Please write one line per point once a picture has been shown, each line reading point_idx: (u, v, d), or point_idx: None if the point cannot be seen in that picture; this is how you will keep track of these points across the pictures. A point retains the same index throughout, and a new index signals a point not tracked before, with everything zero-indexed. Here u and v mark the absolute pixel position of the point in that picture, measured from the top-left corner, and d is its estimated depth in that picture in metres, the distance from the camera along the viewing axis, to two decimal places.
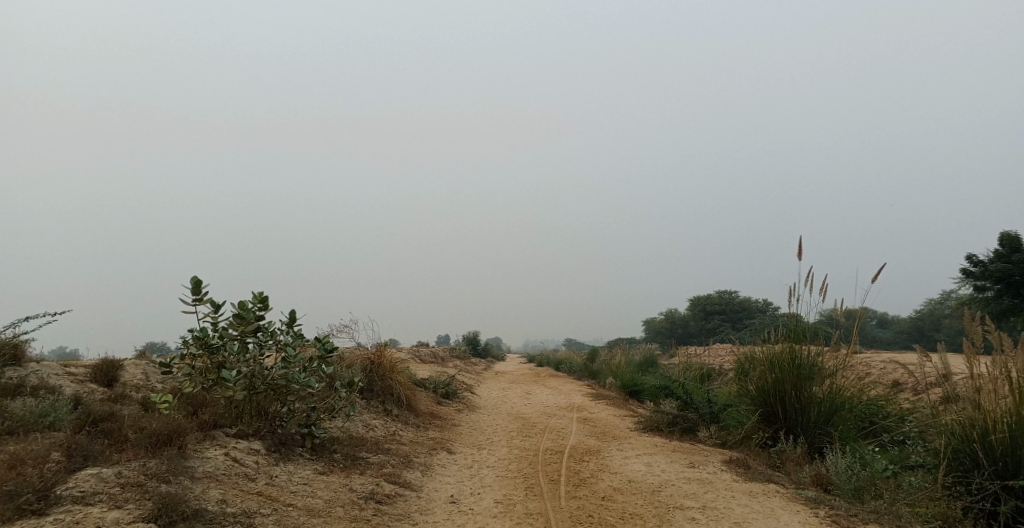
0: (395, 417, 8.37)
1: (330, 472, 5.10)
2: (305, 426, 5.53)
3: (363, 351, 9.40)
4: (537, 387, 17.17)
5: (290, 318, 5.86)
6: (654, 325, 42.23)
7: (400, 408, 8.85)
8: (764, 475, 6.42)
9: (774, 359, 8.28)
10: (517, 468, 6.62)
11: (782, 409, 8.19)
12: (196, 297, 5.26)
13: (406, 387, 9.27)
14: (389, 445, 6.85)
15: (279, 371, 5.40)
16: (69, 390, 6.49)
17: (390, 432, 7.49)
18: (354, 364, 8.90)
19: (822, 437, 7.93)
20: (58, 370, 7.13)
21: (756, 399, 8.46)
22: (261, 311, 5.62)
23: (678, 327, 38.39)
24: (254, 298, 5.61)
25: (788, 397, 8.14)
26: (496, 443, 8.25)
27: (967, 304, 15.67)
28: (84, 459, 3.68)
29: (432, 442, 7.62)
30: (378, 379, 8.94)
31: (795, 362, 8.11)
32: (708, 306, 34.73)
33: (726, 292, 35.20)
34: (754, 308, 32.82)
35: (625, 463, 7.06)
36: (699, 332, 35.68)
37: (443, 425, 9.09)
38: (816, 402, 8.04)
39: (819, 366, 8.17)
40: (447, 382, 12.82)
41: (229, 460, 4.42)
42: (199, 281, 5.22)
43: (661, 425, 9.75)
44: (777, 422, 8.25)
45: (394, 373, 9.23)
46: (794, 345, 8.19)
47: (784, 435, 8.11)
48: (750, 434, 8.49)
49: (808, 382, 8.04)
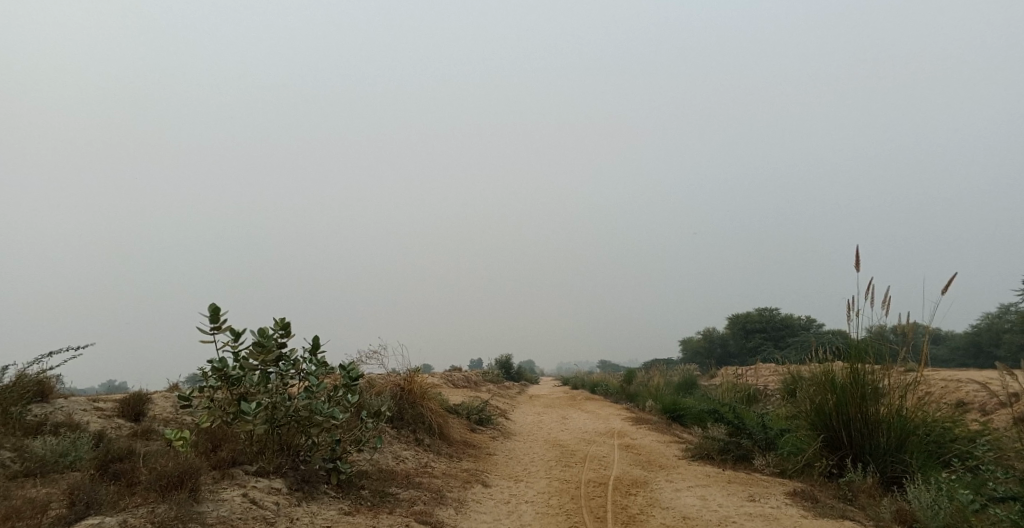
0: (427, 447, 7.96)
1: (357, 512, 4.69)
2: (331, 462, 5.13)
3: (393, 377, 9.04)
4: (574, 412, 16.60)
5: (313, 345, 5.52)
6: (691, 345, 41.11)
7: (431, 436, 8.43)
8: (837, 511, 5.82)
9: (835, 380, 7.64)
10: (558, 504, 6.10)
11: (847, 435, 7.52)
12: (214, 325, 4.94)
13: (438, 415, 8.87)
14: (421, 479, 6.42)
15: (302, 402, 5.04)
16: (94, 426, 6.22)
17: (422, 464, 7.05)
18: (383, 391, 8.54)
19: (894, 465, 7.24)
20: (85, 405, 6.89)
21: (816, 424, 7.80)
22: (282, 338, 5.29)
23: (717, 346, 37.27)
24: (276, 325, 5.28)
25: (852, 421, 7.47)
26: (534, 474, 7.75)
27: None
28: (85, 507, 3.30)
29: (466, 474, 7.16)
30: (408, 407, 8.54)
31: (859, 382, 7.45)
32: (747, 324, 33.61)
33: (766, 308, 34.04)
34: (797, 325, 31.62)
35: (676, 497, 6.49)
36: (740, 351, 34.51)
37: (478, 455, 8.63)
38: (884, 426, 7.35)
39: (886, 386, 7.49)
40: (481, 408, 12.37)
41: (247, 502, 4.03)
42: (217, 307, 4.90)
43: (712, 452, 9.10)
44: (842, 448, 7.57)
45: (425, 400, 8.82)
46: (857, 364, 7.53)
47: (851, 463, 7.42)
48: (812, 462, 7.82)
49: (875, 405, 7.39)
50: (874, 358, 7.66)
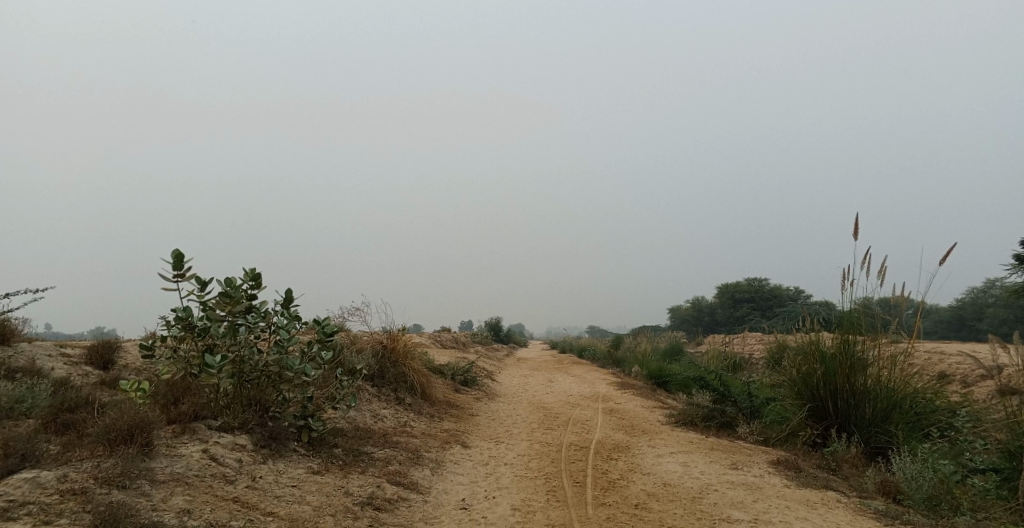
0: (408, 406, 7.80)
1: (326, 471, 4.49)
2: (302, 418, 4.94)
3: (375, 334, 8.82)
4: (560, 375, 16.55)
5: (286, 299, 5.25)
6: (679, 312, 41.21)
7: (413, 396, 8.28)
8: (821, 481, 5.71)
9: (825, 350, 7.51)
10: (538, 467, 5.97)
11: (833, 404, 7.41)
12: (178, 273, 4.64)
13: (421, 374, 8.69)
14: (398, 438, 6.26)
15: (272, 357, 4.81)
16: (58, 373, 5.97)
17: (401, 423, 6.90)
18: (364, 349, 8.33)
19: (879, 436, 7.15)
20: (51, 351, 6.62)
21: (803, 394, 7.69)
22: (252, 290, 5.03)
23: (704, 315, 37.37)
24: (246, 276, 5.02)
25: (839, 391, 7.35)
26: (515, 436, 7.63)
27: (1017, 293, 14.51)
28: (22, 460, 3.09)
29: (445, 434, 7.01)
30: (389, 365, 8.36)
31: (849, 353, 7.31)
32: (736, 294, 33.61)
33: (755, 278, 34.01)
34: (785, 296, 31.63)
35: (658, 463, 6.38)
36: (727, 320, 34.59)
37: (460, 415, 8.49)
38: (870, 397, 7.25)
39: (876, 358, 7.36)
40: (466, 368, 12.24)
41: (207, 459, 3.81)
42: (181, 254, 4.59)
43: (697, 419, 9.01)
44: (827, 418, 7.47)
45: (408, 359, 8.64)
46: (848, 334, 7.37)
47: (836, 433, 7.34)
48: (796, 431, 7.73)
49: (863, 376, 7.27)
50: (865, 328, 7.51)
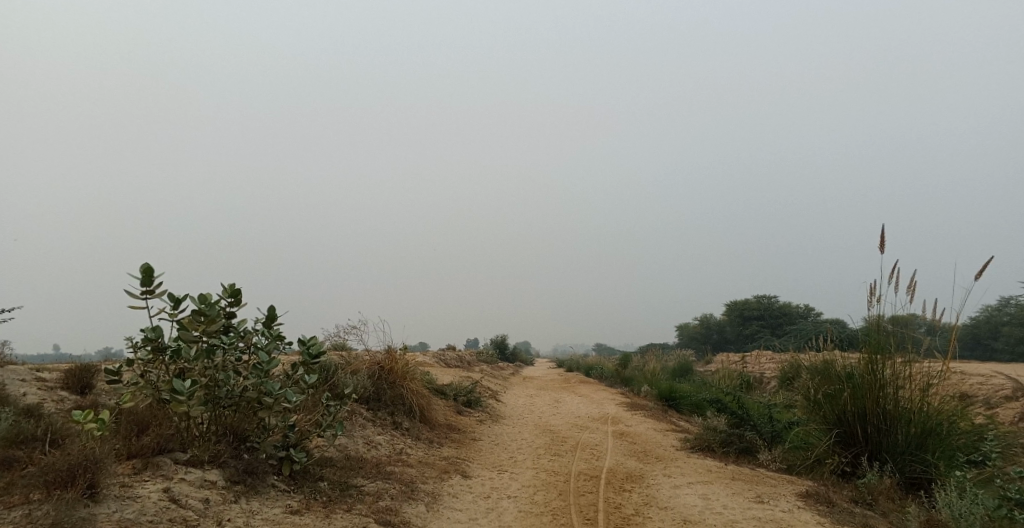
0: (405, 432, 7.31)
1: (306, 510, 4.00)
2: (283, 449, 4.47)
3: (373, 354, 8.34)
4: (568, 395, 16.00)
5: (268, 317, 4.81)
6: (687, 330, 40.53)
7: (412, 420, 7.79)
8: (858, 518, 5.21)
9: (853, 372, 6.99)
10: (544, 501, 5.47)
11: (862, 430, 6.88)
12: (148, 290, 4.15)
13: (420, 396, 8.21)
14: (392, 469, 5.78)
15: (250, 381, 4.35)
16: (29, 400, 5.52)
17: (397, 451, 6.42)
18: (360, 370, 7.87)
19: (913, 465, 6.60)
20: (26, 375, 6.16)
21: (829, 419, 7.16)
22: (231, 307, 4.61)
23: (713, 333, 36.69)
24: (224, 292, 4.60)
25: (868, 416, 6.83)
26: (520, 463, 7.11)
27: None
28: None
29: (444, 462, 6.51)
30: (386, 387, 7.89)
31: (877, 375, 6.80)
32: (744, 311, 32.98)
33: (764, 296, 33.39)
34: (794, 313, 30.99)
35: (675, 496, 5.90)
36: (736, 338, 33.90)
37: (462, 440, 8.00)
38: (902, 421, 6.72)
39: (907, 379, 6.84)
40: (469, 389, 11.73)
41: (165, 500, 3.33)
42: (150, 268, 4.09)
43: (714, 445, 8.47)
44: (856, 445, 6.93)
45: (407, 380, 8.17)
46: (876, 355, 6.87)
47: (867, 462, 6.78)
48: (823, 459, 7.18)
49: (894, 399, 6.75)
50: (895, 347, 6.98)
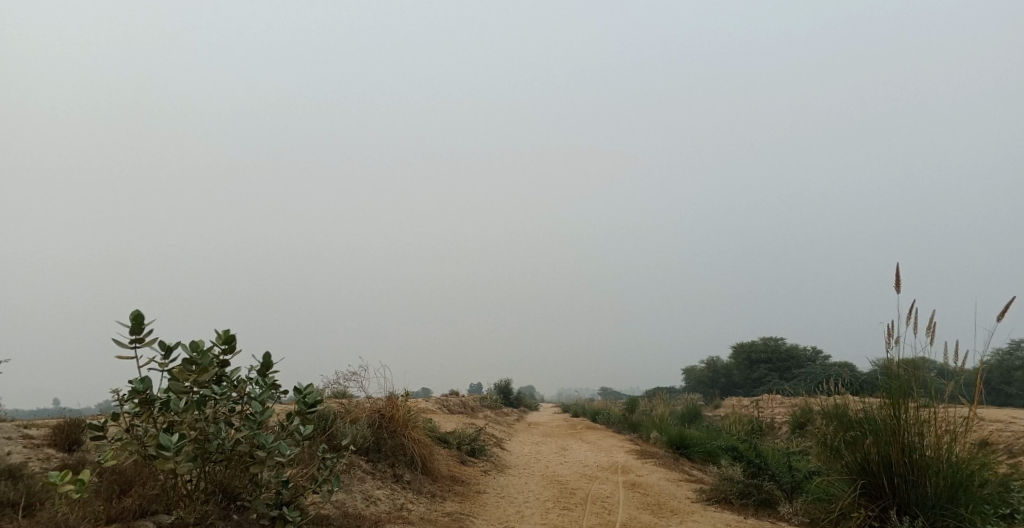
0: (407, 484, 6.97)
1: None
2: (276, 508, 4.17)
3: (373, 402, 8.05)
4: (574, 442, 15.53)
5: (263, 365, 4.57)
6: (693, 373, 39.88)
7: (413, 471, 7.45)
8: None
9: (876, 420, 6.68)
10: None
11: (888, 481, 6.52)
12: (137, 338, 3.89)
13: (423, 445, 7.89)
14: (392, 526, 5.45)
15: (242, 434, 4.08)
16: (11, 458, 5.22)
17: (397, 506, 6.09)
18: (360, 419, 7.57)
19: (945, 519, 6.21)
20: (10, 430, 5.87)
21: (852, 469, 6.81)
22: (224, 354, 4.38)
23: (720, 376, 36.10)
24: (218, 339, 4.37)
25: (894, 466, 6.49)
26: (528, 518, 6.75)
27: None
28: None
29: (447, 518, 6.16)
30: (387, 437, 7.57)
31: (901, 423, 6.49)
32: (751, 354, 32.50)
33: (771, 338, 32.95)
34: (802, 356, 30.50)
35: None
36: (744, 382, 33.31)
37: (466, 493, 7.64)
38: (930, 471, 6.36)
39: (934, 427, 6.50)
40: (473, 438, 11.35)
41: None
42: (141, 315, 3.85)
43: (731, 497, 8.07)
44: (883, 498, 6.56)
45: (409, 428, 7.85)
46: (899, 401, 6.56)
47: (895, 515, 6.39)
48: (847, 513, 6.79)
49: (921, 448, 6.42)
50: (919, 393, 6.68)
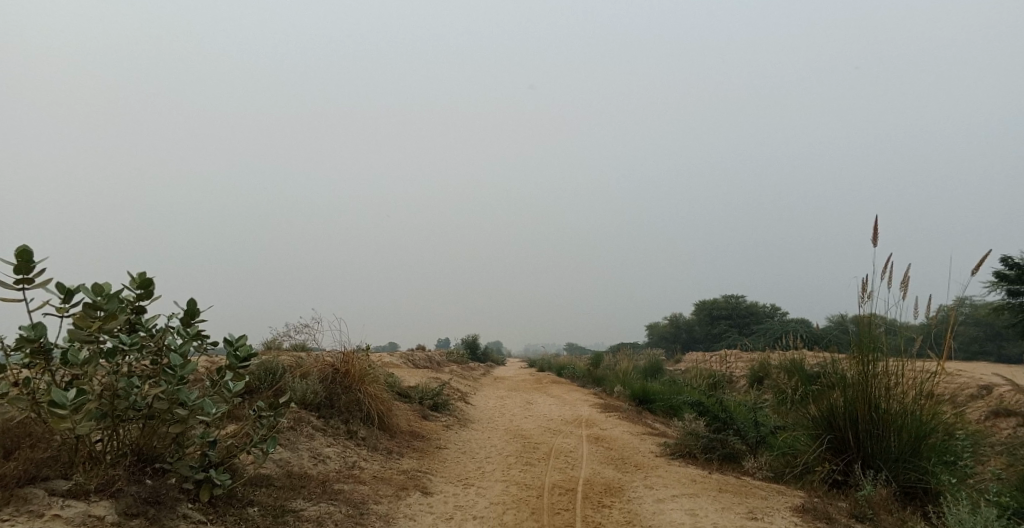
0: (360, 441, 6.57)
1: None
2: (201, 471, 3.72)
3: (326, 356, 7.58)
4: (539, 396, 15.38)
5: (188, 312, 4.05)
6: (657, 329, 40.31)
7: (369, 427, 7.07)
8: None
9: (846, 373, 6.50)
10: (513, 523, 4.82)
11: (853, 434, 6.38)
12: (24, 279, 3.39)
13: (380, 400, 7.49)
14: (341, 487, 5.07)
15: (157, 390, 3.59)
16: None
17: (348, 465, 5.70)
18: (310, 373, 7.11)
19: (909, 473, 6.09)
20: None
21: (818, 423, 6.66)
22: (140, 301, 3.87)
23: (683, 332, 36.55)
24: (133, 283, 3.86)
25: (861, 420, 6.33)
26: (488, 475, 6.44)
27: (1000, 309, 13.78)
28: None
29: (402, 477, 5.81)
30: (341, 392, 7.13)
31: (868, 377, 6.32)
32: (714, 310, 32.83)
33: (733, 295, 33.29)
34: (763, 312, 30.93)
35: (659, 512, 5.32)
36: (706, 337, 33.75)
37: (425, 449, 7.30)
38: (896, 426, 6.21)
39: (902, 380, 6.34)
40: (435, 392, 11.02)
41: None
42: (27, 251, 3.35)
43: (695, 451, 7.93)
44: (848, 451, 6.43)
45: (365, 383, 7.42)
46: (868, 355, 6.37)
47: (859, 469, 6.26)
48: (812, 467, 6.67)
49: (887, 402, 6.27)
50: (888, 347, 6.49)
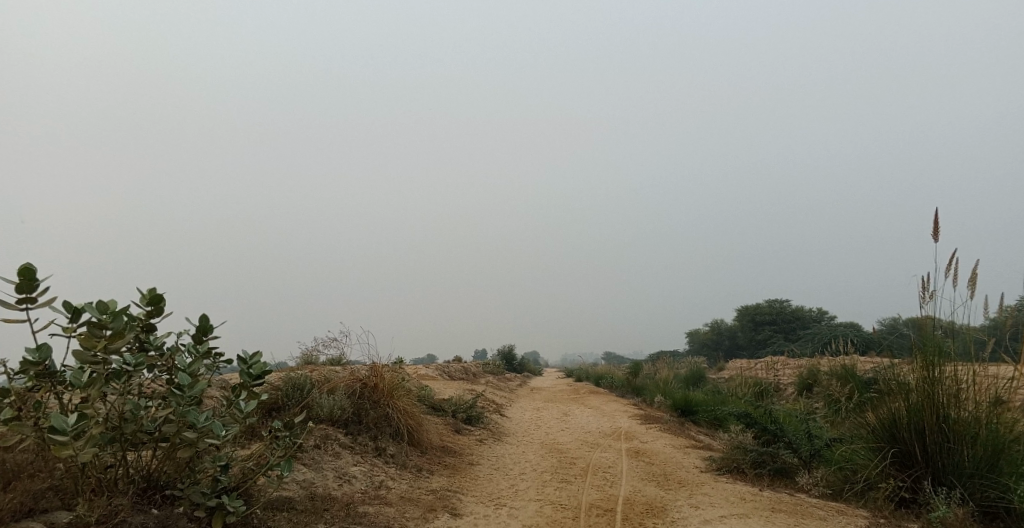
0: (390, 459, 6.33)
1: None
2: (213, 497, 3.50)
3: (355, 371, 7.37)
4: (577, 407, 14.98)
5: (200, 329, 3.86)
6: (698, 336, 39.35)
7: (399, 443, 6.83)
8: None
9: (909, 382, 5.99)
10: None
11: (920, 448, 5.87)
12: (28, 298, 3.24)
13: (410, 415, 7.23)
14: (366, 509, 4.82)
15: (165, 412, 3.40)
16: None
17: (376, 485, 5.46)
18: (339, 388, 6.91)
19: (986, 491, 5.55)
20: None
21: (880, 436, 6.16)
22: (151, 317, 3.70)
23: (724, 339, 35.58)
24: (144, 299, 3.69)
25: (928, 432, 5.81)
26: (522, 494, 6.11)
27: None
28: None
29: (431, 498, 5.52)
30: (369, 408, 6.91)
31: (935, 386, 5.80)
32: (756, 316, 31.84)
33: (776, 300, 32.25)
34: (807, 317, 29.88)
35: None
36: (748, 344, 32.74)
37: (457, 466, 7.01)
38: (968, 438, 5.69)
39: (973, 389, 5.80)
40: (469, 405, 10.75)
41: None
42: (29, 269, 3.21)
43: (744, 466, 7.46)
44: (914, 467, 5.92)
45: (395, 397, 7.18)
46: (933, 361, 5.85)
47: (929, 486, 5.74)
48: (874, 484, 6.16)
49: (957, 414, 5.74)
50: (954, 352, 5.95)
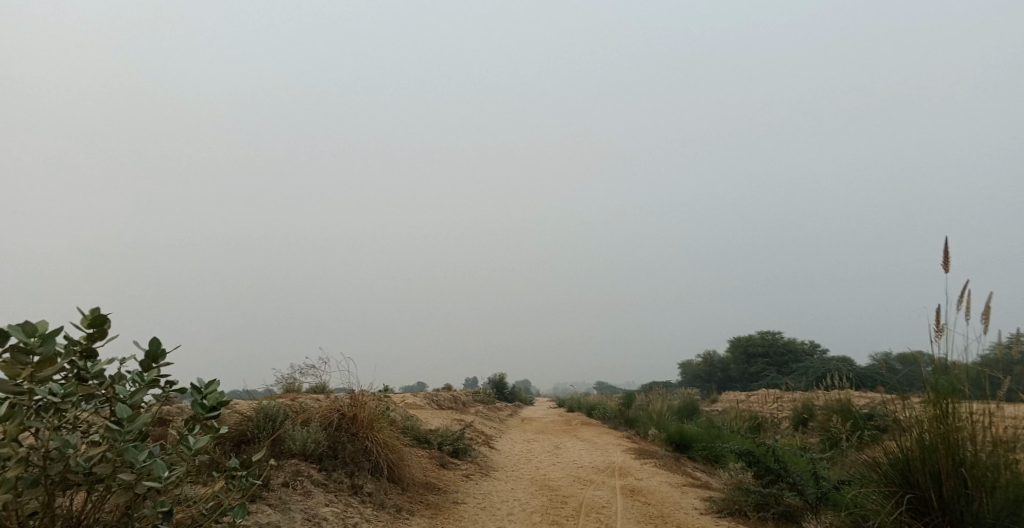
0: (366, 498, 5.83)
1: None
2: None
3: (333, 400, 6.89)
4: (569, 440, 14.46)
5: (149, 355, 3.43)
6: (691, 367, 38.82)
7: (378, 479, 6.34)
8: None
9: (924, 422, 5.58)
10: None
11: (937, 494, 5.44)
12: None
13: (391, 448, 6.75)
14: None
15: (99, 450, 2.96)
16: None
17: None
18: (314, 419, 6.43)
19: None
20: None
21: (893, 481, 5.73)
22: (92, 341, 3.28)
23: (717, 371, 35.07)
24: (85, 320, 3.27)
25: (946, 478, 5.38)
26: None
27: None
28: None
29: None
30: (346, 441, 6.42)
31: (951, 428, 5.39)
32: (750, 348, 31.41)
33: (770, 332, 31.87)
34: (801, 349, 29.47)
35: None
36: (741, 376, 32.26)
37: (439, 504, 6.51)
38: (988, 485, 5.27)
39: (991, 430, 5.40)
40: (456, 437, 10.24)
41: None
42: None
43: (747, 510, 6.99)
44: (930, 514, 5.48)
45: (374, 429, 6.70)
46: (948, 400, 5.46)
47: None
48: None
49: (975, 458, 5.32)
50: (969, 390, 5.57)
